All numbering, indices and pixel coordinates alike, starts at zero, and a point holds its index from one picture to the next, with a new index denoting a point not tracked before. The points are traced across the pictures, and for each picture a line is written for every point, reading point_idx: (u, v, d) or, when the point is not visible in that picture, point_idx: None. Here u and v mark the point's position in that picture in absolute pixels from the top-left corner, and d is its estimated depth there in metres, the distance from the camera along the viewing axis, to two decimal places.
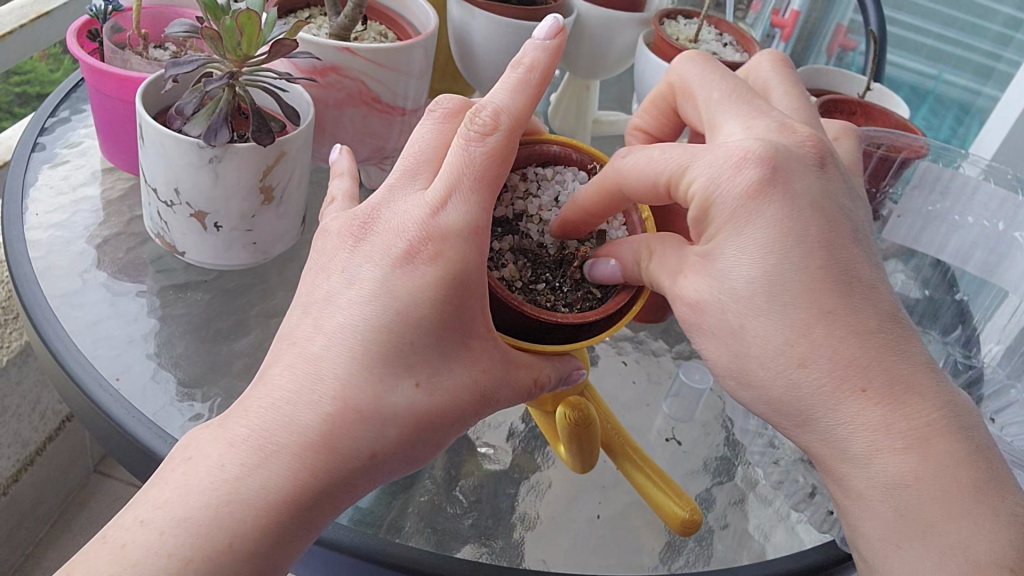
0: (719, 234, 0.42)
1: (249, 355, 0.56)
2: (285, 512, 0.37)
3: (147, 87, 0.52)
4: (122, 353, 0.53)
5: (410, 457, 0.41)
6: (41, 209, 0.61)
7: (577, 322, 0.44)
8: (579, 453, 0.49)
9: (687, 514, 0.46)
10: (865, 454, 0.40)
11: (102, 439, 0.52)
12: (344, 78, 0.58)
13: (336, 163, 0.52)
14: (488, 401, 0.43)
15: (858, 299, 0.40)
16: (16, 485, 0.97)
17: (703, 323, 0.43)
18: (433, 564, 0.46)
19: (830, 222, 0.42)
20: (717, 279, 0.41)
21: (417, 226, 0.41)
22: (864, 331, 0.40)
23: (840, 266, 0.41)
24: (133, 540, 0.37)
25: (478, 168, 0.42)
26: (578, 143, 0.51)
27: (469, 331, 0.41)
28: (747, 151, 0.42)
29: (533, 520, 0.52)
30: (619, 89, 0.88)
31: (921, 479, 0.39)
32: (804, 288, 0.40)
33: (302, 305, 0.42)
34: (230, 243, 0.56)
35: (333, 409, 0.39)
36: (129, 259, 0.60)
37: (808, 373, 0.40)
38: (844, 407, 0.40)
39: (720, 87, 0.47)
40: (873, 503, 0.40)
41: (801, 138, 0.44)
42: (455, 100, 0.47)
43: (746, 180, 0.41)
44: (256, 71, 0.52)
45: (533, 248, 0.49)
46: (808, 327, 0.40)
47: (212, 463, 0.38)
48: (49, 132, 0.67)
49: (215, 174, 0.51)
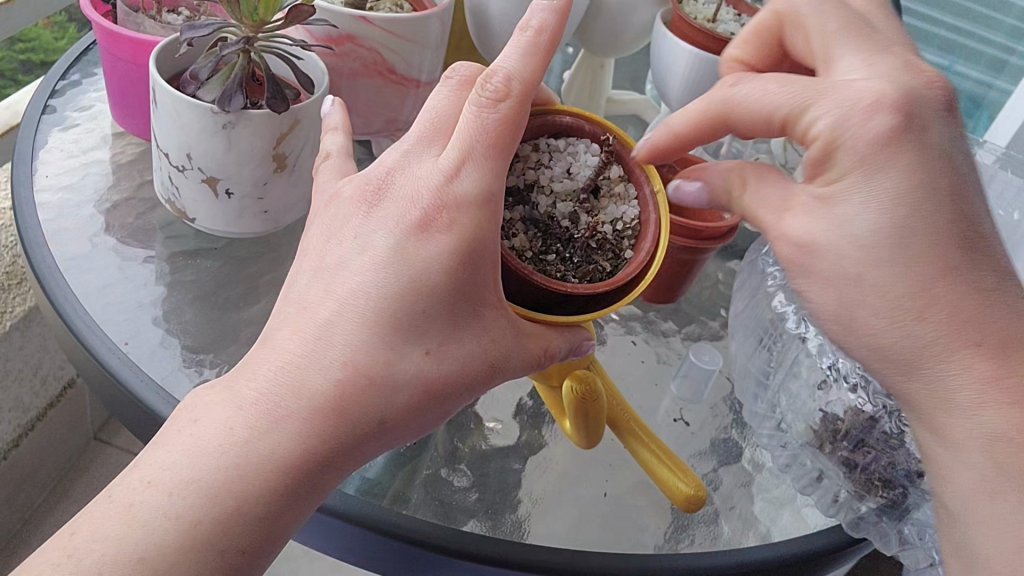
0: (839, 183, 0.41)
1: (258, 323, 0.56)
2: (291, 476, 0.38)
3: (161, 50, 0.52)
4: (131, 318, 0.53)
5: (422, 424, 0.41)
6: (52, 171, 0.60)
7: (587, 292, 0.44)
8: (585, 430, 0.49)
9: (692, 490, 0.46)
10: (971, 405, 0.41)
11: (108, 402, 0.52)
12: (359, 48, 0.57)
13: (327, 116, 0.51)
14: (498, 371, 0.43)
15: (976, 253, 0.41)
16: (17, 449, 0.97)
17: (813, 267, 0.42)
18: (433, 535, 0.46)
19: (958, 168, 0.42)
20: (838, 230, 0.41)
21: (431, 193, 0.42)
22: (982, 286, 0.40)
23: (964, 209, 0.41)
24: (141, 500, 0.37)
25: (490, 136, 0.42)
26: (592, 115, 0.51)
27: (481, 301, 0.41)
28: (882, 95, 0.41)
29: (539, 496, 0.52)
30: (633, 68, 0.87)
31: (1020, 430, 0.40)
32: (941, 241, 0.40)
33: (320, 268, 0.42)
34: (242, 211, 0.55)
35: (342, 374, 0.39)
36: (139, 225, 0.60)
37: (924, 324, 0.41)
38: (958, 356, 0.40)
39: (836, 18, 0.46)
40: (970, 451, 0.41)
41: (923, 79, 0.43)
42: (470, 66, 0.46)
43: (880, 126, 0.40)
44: (272, 37, 0.51)
45: (543, 219, 0.48)
46: (934, 280, 0.40)
47: (220, 427, 0.38)
48: (59, 95, 0.67)
49: (228, 141, 0.51)
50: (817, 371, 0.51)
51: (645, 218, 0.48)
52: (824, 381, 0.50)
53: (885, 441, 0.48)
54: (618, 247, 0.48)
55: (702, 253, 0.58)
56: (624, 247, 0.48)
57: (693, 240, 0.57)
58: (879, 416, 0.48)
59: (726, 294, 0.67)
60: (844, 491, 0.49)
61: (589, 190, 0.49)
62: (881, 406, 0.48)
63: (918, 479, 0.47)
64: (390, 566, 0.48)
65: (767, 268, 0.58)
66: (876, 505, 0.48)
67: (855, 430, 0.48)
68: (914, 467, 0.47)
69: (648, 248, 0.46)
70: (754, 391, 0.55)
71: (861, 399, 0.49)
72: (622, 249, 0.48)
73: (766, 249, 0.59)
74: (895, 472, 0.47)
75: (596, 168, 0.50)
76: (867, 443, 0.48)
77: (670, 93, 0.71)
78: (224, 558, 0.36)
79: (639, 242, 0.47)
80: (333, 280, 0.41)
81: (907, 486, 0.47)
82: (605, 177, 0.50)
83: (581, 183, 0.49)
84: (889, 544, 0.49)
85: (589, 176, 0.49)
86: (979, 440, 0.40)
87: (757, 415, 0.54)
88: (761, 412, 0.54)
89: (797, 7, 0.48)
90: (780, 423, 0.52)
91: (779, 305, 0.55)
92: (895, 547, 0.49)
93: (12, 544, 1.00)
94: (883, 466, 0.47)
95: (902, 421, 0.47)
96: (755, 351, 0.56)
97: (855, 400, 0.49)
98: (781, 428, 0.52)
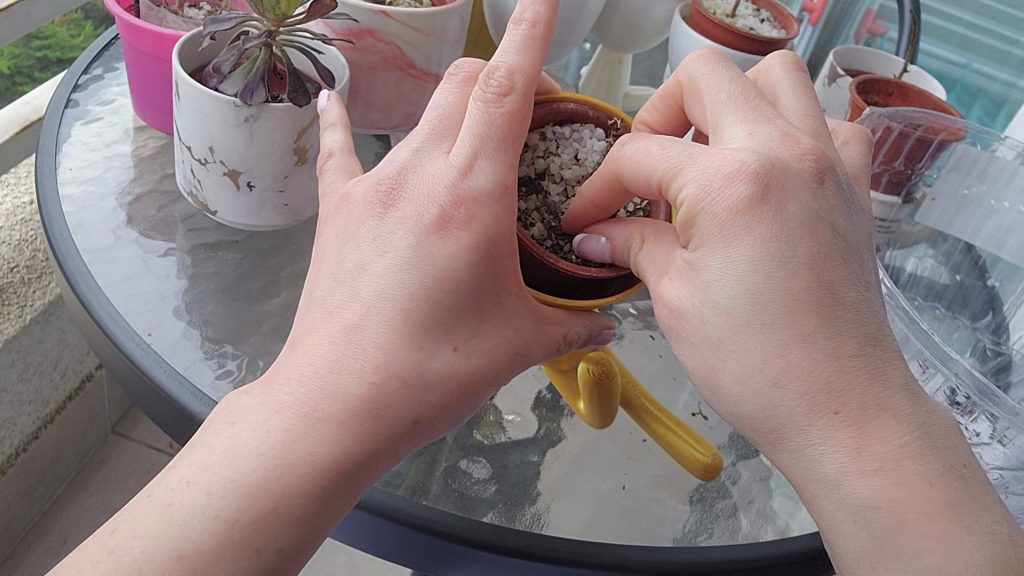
0: (702, 248, 0.41)
1: (279, 316, 0.56)
2: (330, 476, 0.38)
3: (183, 45, 0.52)
4: (154, 309, 0.54)
5: (453, 418, 0.42)
6: (75, 164, 0.61)
7: (609, 277, 0.45)
8: (597, 410, 0.51)
9: (709, 459, 0.49)
10: (835, 475, 0.39)
11: (131, 394, 0.52)
12: (380, 43, 0.58)
13: (324, 110, 0.51)
14: (521, 359, 0.43)
15: (838, 321, 0.39)
16: (37, 442, 0.98)
17: (680, 330, 0.42)
18: (452, 526, 0.46)
19: (820, 237, 0.40)
20: (702, 291, 0.40)
21: (447, 189, 0.42)
22: (841, 355, 0.39)
23: (818, 283, 0.40)
24: (179, 499, 0.37)
25: (499, 129, 0.43)
26: (595, 100, 0.51)
27: (502, 292, 0.42)
28: (742, 163, 0.40)
29: (557, 490, 0.52)
30: (651, 63, 0.88)
31: (894, 501, 0.38)
32: (786, 308, 0.39)
33: (344, 269, 0.43)
34: (262, 204, 0.56)
35: (375, 377, 0.39)
36: (160, 217, 0.60)
37: (783, 393, 0.39)
38: (817, 428, 0.39)
39: (728, 87, 0.45)
40: (842, 522, 0.39)
41: (799, 149, 0.42)
42: (471, 62, 0.47)
43: (734, 194, 0.40)
44: (293, 31, 0.51)
45: (557, 207, 0.49)
46: (789, 347, 0.39)
47: (258, 427, 0.39)
48: (82, 89, 0.67)
49: (250, 134, 0.51)
50: None
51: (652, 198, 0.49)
52: None
53: None
54: None
55: None
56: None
57: None
58: None
59: None
60: None
61: None
62: None
63: None
64: (414, 560, 0.48)
65: None
66: None
67: None
68: None
69: None
70: None
71: None
72: None
73: None
74: None
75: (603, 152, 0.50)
76: None
77: None
78: (260, 557, 0.37)
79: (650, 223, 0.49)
80: (360, 275, 0.42)
81: None
82: None
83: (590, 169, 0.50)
84: None
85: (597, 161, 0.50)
86: (848, 510, 0.39)
87: None
88: None
89: (693, 73, 0.47)
90: None
91: None
92: None
93: (31, 535, 1.01)
94: None
95: None
96: None
97: None
98: None
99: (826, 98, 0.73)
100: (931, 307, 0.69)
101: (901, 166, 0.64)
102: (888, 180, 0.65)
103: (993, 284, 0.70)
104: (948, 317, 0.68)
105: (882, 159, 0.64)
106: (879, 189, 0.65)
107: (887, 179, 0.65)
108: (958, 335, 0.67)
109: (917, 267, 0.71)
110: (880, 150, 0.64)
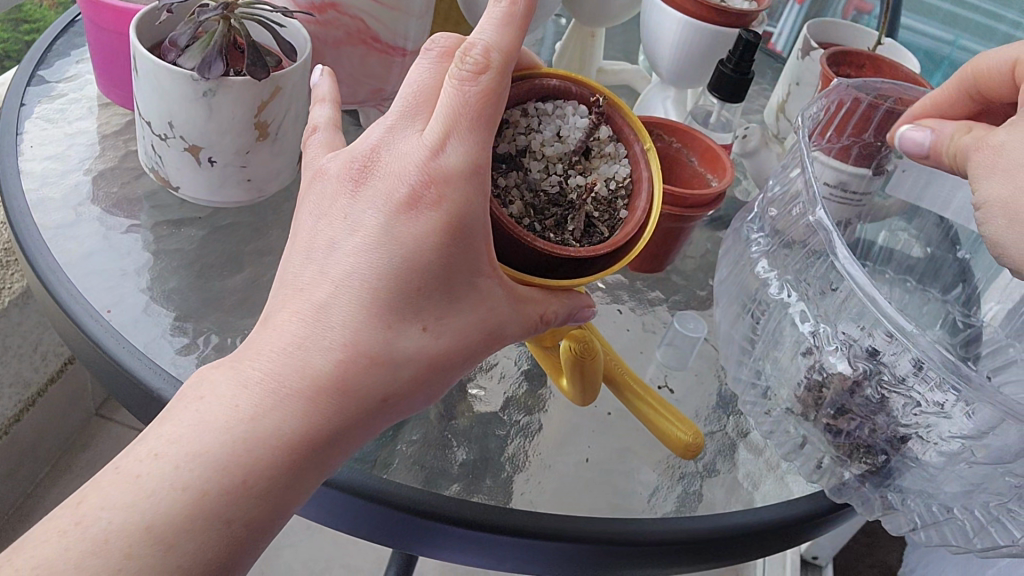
0: None
1: (244, 292, 0.56)
2: (300, 452, 0.38)
3: (142, 18, 0.52)
4: (115, 285, 0.53)
5: (424, 397, 0.42)
6: (36, 141, 0.61)
7: (588, 255, 0.45)
8: (580, 389, 0.51)
9: (690, 438, 0.50)
10: None
11: (92, 371, 0.52)
12: (343, 16, 0.57)
13: (316, 86, 0.51)
14: (495, 338, 0.43)
15: None
16: (17, 424, 0.98)
17: None
18: (416, 500, 0.46)
19: None
20: None
21: (417, 169, 0.41)
22: None
23: None
24: (148, 472, 0.37)
25: (474, 108, 0.41)
26: (578, 76, 0.51)
27: (475, 272, 0.42)
28: None
29: (522, 463, 0.52)
30: (625, 38, 0.87)
31: None
32: None
33: (316, 246, 0.42)
34: (225, 178, 0.55)
35: (345, 354, 0.39)
36: (123, 194, 0.59)
37: None
38: None
39: None
40: None
41: None
42: (449, 37, 0.46)
43: None
44: (252, 4, 0.51)
45: (537, 185, 0.49)
46: None
47: (226, 403, 0.38)
48: (46, 66, 0.67)
49: (209, 107, 0.50)
50: (799, 336, 0.51)
51: (636, 176, 0.49)
52: (807, 345, 0.50)
53: (866, 406, 0.47)
54: (612, 207, 0.49)
55: (688, 221, 0.58)
56: (618, 208, 0.49)
57: (680, 208, 0.57)
58: (860, 381, 0.47)
59: (712, 262, 0.67)
60: (826, 456, 0.50)
61: (580, 151, 0.50)
62: (860, 369, 0.47)
63: (899, 444, 0.47)
64: (377, 533, 0.48)
65: (751, 235, 0.58)
66: (859, 470, 0.49)
67: (836, 398, 0.48)
68: (895, 432, 0.47)
69: (643, 208, 0.48)
70: (738, 355, 0.56)
71: (842, 363, 0.48)
72: (616, 211, 0.49)
73: (749, 216, 0.59)
74: (877, 437, 0.47)
75: (587, 130, 0.50)
76: (850, 409, 0.48)
77: (660, 62, 0.70)
78: (230, 529, 0.37)
79: (633, 202, 0.49)
80: (320, 253, 0.41)
81: (889, 451, 0.47)
82: (595, 138, 0.51)
83: (571, 146, 0.50)
84: (873, 509, 0.50)
85: (579, 138, 0.50)
86: None
87: (741, 381, 0.55)
88: (745, 378, 0.55)
89: None
90: (764, 390, 0.53)
91: (762, 271, 0.55)
92: (878, 512, 0.50)
93: (14, 518, 1.02)
94: (865, 432, 0.47)
95: (882, 384, 0.47)
96: (737, 317, 0.56)
97: (835, 365, 0.48)
98: (765, 395, 0.53)
99: (800, 70, 0.73)
100: (902, 281, 0.71)
101: (870, 137, 0.64)
102: (857, 152, 0.64)
103: (964, 257, 0.71)
104: (919, 291, 0.71)
105: (851, 131, 0.63)
106: (849, 161, 0.64)
107: (857, 151, 0.64)
108: (928, 308, 0.70)
109: (890, 240, 0.72)
110: (848, 122, 0.63)
